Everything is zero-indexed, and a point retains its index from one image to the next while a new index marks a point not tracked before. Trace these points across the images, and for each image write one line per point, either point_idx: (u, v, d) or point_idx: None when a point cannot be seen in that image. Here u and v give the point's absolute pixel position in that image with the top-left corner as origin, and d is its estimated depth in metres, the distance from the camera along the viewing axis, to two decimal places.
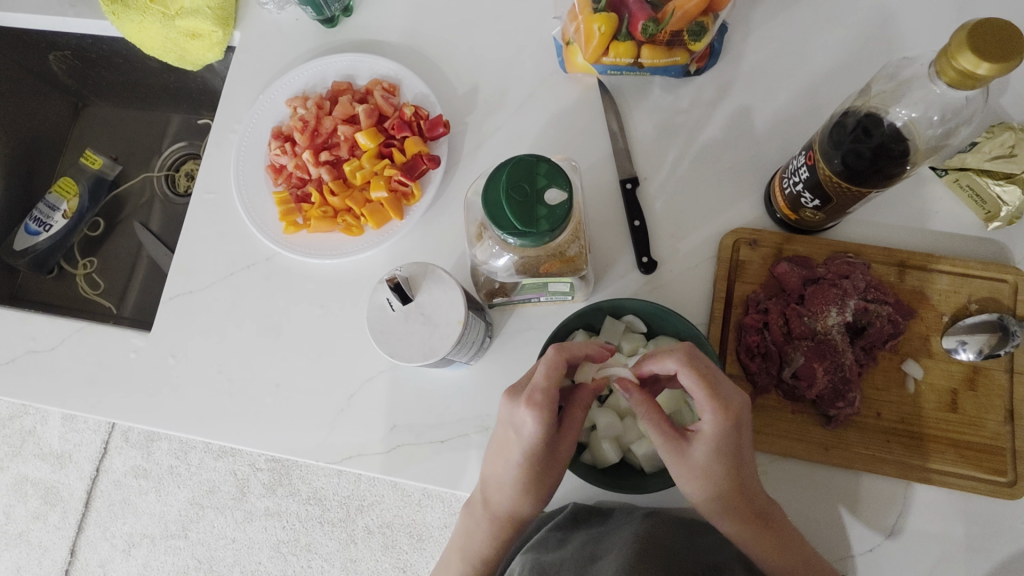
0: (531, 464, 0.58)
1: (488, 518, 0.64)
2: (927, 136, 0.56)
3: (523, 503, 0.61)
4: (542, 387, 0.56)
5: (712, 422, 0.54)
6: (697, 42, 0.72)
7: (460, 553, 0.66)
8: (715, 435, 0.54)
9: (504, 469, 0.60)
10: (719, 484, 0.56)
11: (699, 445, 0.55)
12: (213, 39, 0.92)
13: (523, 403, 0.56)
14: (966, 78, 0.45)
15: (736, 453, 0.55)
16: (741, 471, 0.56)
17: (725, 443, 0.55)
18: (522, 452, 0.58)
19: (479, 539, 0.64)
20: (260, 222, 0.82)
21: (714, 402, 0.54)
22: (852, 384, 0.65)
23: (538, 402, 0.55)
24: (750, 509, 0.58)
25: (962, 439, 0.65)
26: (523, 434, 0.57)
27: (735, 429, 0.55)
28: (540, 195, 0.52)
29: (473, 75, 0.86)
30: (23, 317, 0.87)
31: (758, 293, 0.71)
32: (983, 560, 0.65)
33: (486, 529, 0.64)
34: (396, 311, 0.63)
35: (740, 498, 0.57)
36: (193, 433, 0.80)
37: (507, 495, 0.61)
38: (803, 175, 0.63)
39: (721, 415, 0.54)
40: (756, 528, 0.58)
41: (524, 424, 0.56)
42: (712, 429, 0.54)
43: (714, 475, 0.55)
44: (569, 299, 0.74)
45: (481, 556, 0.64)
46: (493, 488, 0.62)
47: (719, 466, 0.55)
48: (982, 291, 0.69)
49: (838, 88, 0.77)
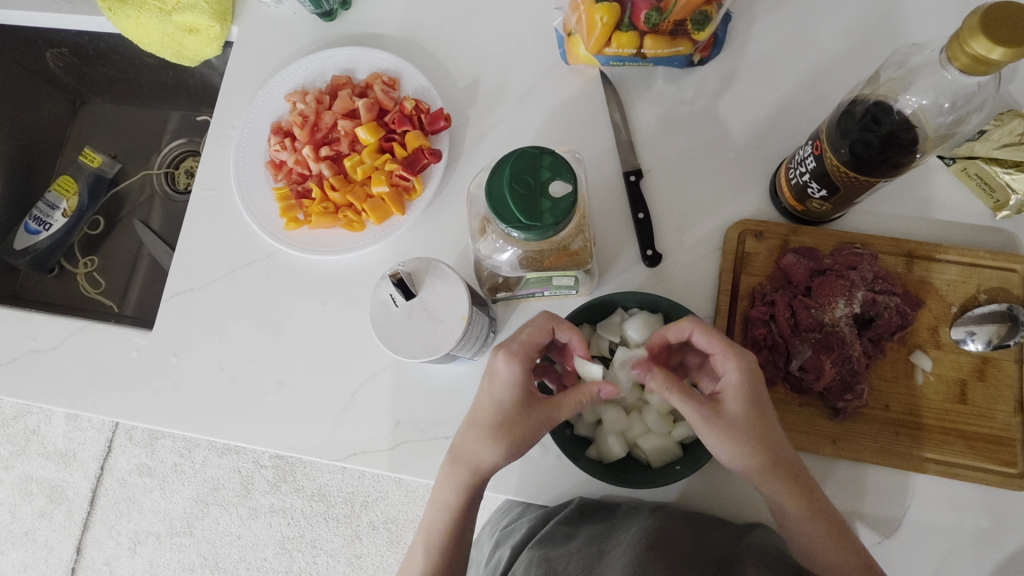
0: (502, 417, 0.59)
1: (450, 467, 0.62)
2: (936, 124, 0.55)
3: (478, 452, 0.60)
4: (523, 340, 0.60)
5: (735, 371, 0.56)
6: (701, 32, 0.71)
7: (431, 503, 0.64)
8: (744, 386, 0.56)
9: (472, 417, 0.62)
10: (758, 441, 0.56)
11: (733, 401, 0.56)
12: (210, 35, 0.91)
13: (501, 353, 0.60)
14: (978, 64, 0.44)
15: (763, 406, 0.57)
16: (774, 425, 0.57)
17: (752, 392, 0.56)
18: (492, 398, 0.60)
19: (443, 489, 0.63)
20: (261, 219, 0.82)
21: (734, 354, 0.56)
22: (860, 376, 0.64)
23: (515, 350, 0.60)
24: (795, 467, 0.58)
25: (971, 431, 0.65)
26: (495, 380, 0.60)
27: (756, 379, 0.57)
28: (544, 187, 0.52)
29: (474, 67, 0.85)
30: (25, 317, 0.87)
31: (764, 285, 0.70)
32: (992, 552, 0.64)
33: (446, 477, 0.63)
34: (399, 307, 0.62)
35: (779, 455, 0.57)
36: (195, 430, 0.80)
37: (475, 446, 0.60)
38: (809, 165, 0.62)
39: (743, 363, 0.56)
40: (798, 487, 0.57)
41: (497, 370, 0.60)
42: (736, 378, 0.56)
43: (756, 431, 0.56)
44: (573, 293, 0.74)
45: (445, 507, 0.63)
46: (462, 446, 0.61)
47: (755, 417, 0.56)
48: (991, 282, 0.68)
49: (844, 76, 0.76)
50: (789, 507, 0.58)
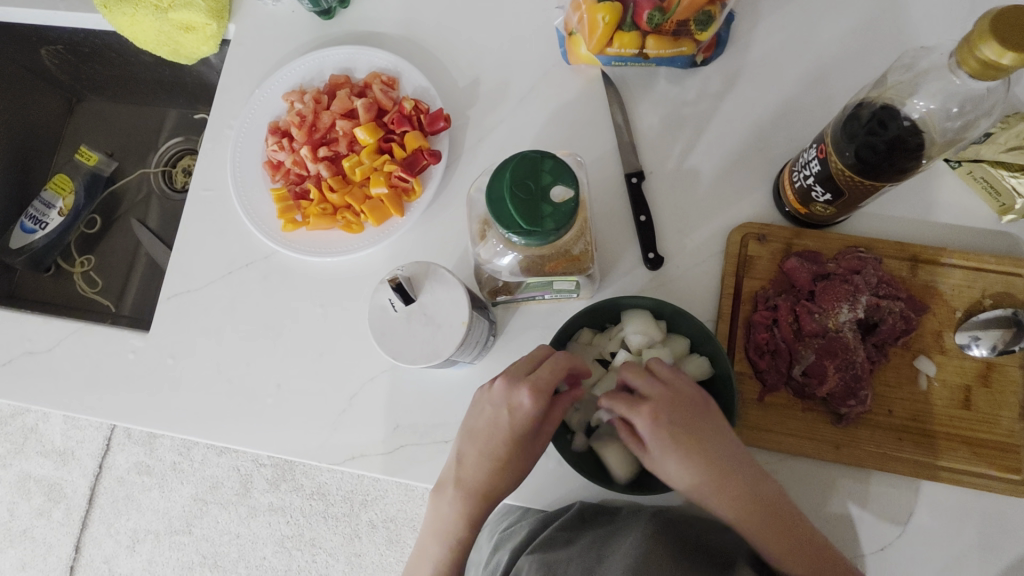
0: (514, 447, 0.59)
1: (462, 496, 0.61)
2: (943, 129, 0.54)
3: (498, 481, 0.61)
4: (545, 376, 0.58)
5: (644, 428, 0.57)
6: (704, 32, 0.70)
7: (432, 529, 0.63)
8: (654, 441, 0.57)
9: (485, 448, 0.61)
10: (686, 485, 0.57)
11: (655, 448, 0.57)
12: (207, 33, 0.90)
13: (524, 386, 0.58)
14: (988, 69, 0.43)
15: (688, 443, 0.56)
16: (711, 457, 0.56)
17: (664, 443, 0.56)
18: (506, 429, 0.59)
19: (450, 517, 0.62)
20: (259, 220, 0.81)
21: (634, 409, 0.57)
22: (863, 382, 0.63)
23: (540, 388, 0.57)
24: (747, 497, 0.56)
25: (976, 437, 0.64)
26: (518, 414, 0.58)
27: (667, 424, 0.56)
28: (545, 192, 0.51)
29: (474, 67, 0.84)
30: (21, 318, 0.86)
31: (767, 289, 0.69)
32: (996, 558, 0.64)
33: (455, 506, 0.62)
34: (398, 311, 0.62)
35: (719, 494, 0.56)
36: (193, 433, 0.79)
37: (484, 471, 0.61)
38: (814, 169, 0.61)
39: (643, 420, 0.57)
40: (751, 522, 0.56)
41: (520, 405, 0.58)
42: (647, 434, 0.57)
43: (681, 477, 0.56)
44: (574, 296, 0.73)
45: (448, 533, 0.61)
46: (469, 469, 0.61)
47: (676, 466, 0.56)
48: (996, 287, 0.67)
49: (848, 77, 0.76)
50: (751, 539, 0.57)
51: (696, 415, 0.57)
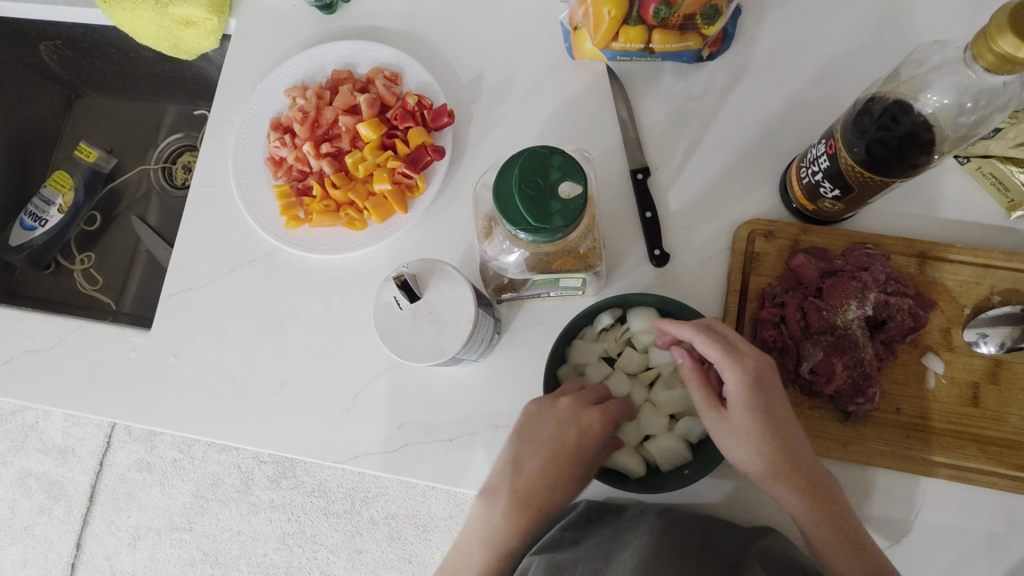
0: (578, 469, 0.60)
1: (517, 507, 0.60)
2: (955, 124, 0.53)
3: (556, 498, 0.60)
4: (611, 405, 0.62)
5: (735, 382, 0.55)
6: (710, 26, 0.69)
7: (476, 536, 0.60)
8: (744, 397, 0.55)
9: (548, 465, 0.60)
10: (759, 446, 0.55)
11: (737, 405, 0.55)
12: (207, 27, 0.89)
13: (596, 409, 0.61)
14: (1005, 62, 0.43)
15: (772, 406, 0.55)
16: (784, 422, 0.56)
17: (752, 402, 0.55)
18: (574, 450, 0.60)
19: (501, 528, 0.59)
20: (261, 217, 0.80)
21: (734, 360, 0.55)
22: (872, 379, 0.63)
23: (609, 413, 0.61)
24: (805, 472, 0.56)
25: (984, 435, 0.64)
26: (586, 436, 0.60)
27: (761, 387, 0.55)
28: (553, 189, 0.50)
29: (478, 61, 0.83)
30: (21, 316, 0.86)
31: (774, 286, 0.69)
32: (1003, 556, 0.64)
33: (508, 517, 0.59)
34: (403, 309, 0.61)
35: (787, 462, 0.56)
36: (195, 431, 0.79)
37: (547, 486, 0.60)
38: (823, 165, 0.61)
39: (741, 373, 0.55)
40: (807, 496, 0.56)
41: (591, 427, 0.60)
42: (737, 389, 0.55)
43: (758, 438, 0.55)
44: (579, 294, 0.72)
45: (499, 543, 0.59)
46: (529, 482, 0.60)
47: (757, 425, 0.55)
48: (1005, 283, 0.67)
49: (855, 73, 0.75)
50: (797, 514, 0.57)
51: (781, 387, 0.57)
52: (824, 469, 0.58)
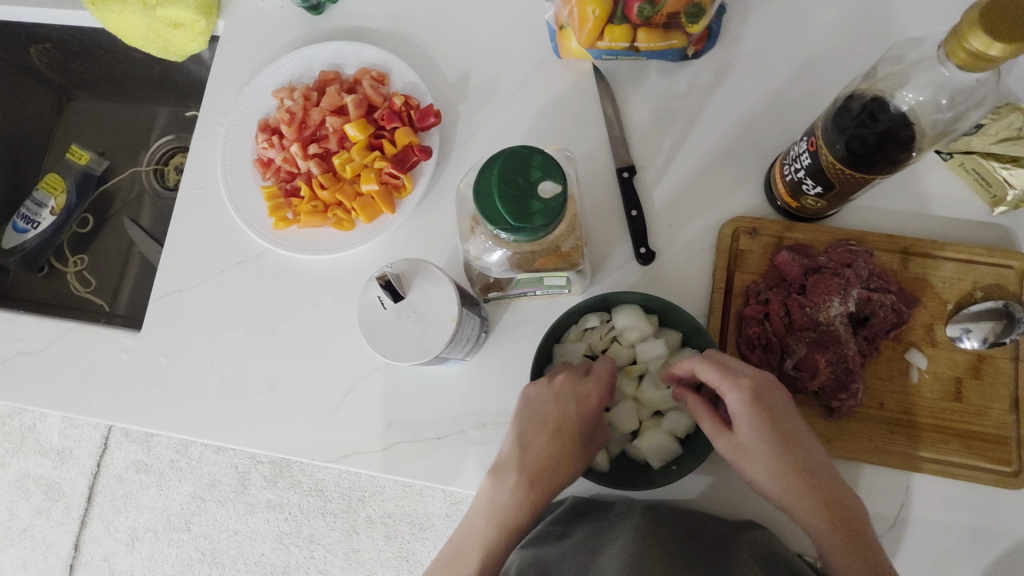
0: (582, 438, 0.61)
1: (525, 483, 0.59)
2: (934, 120, 0.54)
3: (564, 469, 0.60)
4: (606, 376, 0.63)
5: (736, 401, 0.56)
6: (694, 25, 0.69)
7: (485, 514, 0.59)
8: (747, 416, 0.56)
9: (553, 437, 0.60)
10: (768, 464, 0.56)
11: (742, 424, 0.56)
12: (196, 29, 0.89)
13: (593, 380, 0.62)
14: (978, 60, 0.43)
15: (777, 424, 0.56)
16: (790, 440, 0.56)
17: (756, 421, 0.56)
18: (580, 420, 0.60)
19: (511, 501, 0.59)
20: (249, 218, 0.80)
21: (734, 379, 0.56)
22: (855, 375, 0.63)
23: (606, 384, 0.62)
24: (820, 491, 0.56)
25: (966, 429, 0.64)
26: (586, 406, 0.61)
27: (762, 402, 0.56)
28: (533, 188, 0.51)
29: (465, 61, 0.83)
30: (13, 318, 0.86)
31: (758, 283, 0.69)
32: (987, 548, 0.64)
33: (518, 493, 0.59)
34: (388, 309, 0.61)
35: (798, 479, 0.56)
36: (186, 432, 0.79)
37: (554, 457, 0.60)
38: (805, 162, 0.61)
39: (740, 393, 0.56)
40: (825, 516, 0.55)
41: (590, 398, 0.61)
42: (738, 408, 0.56)
43: (765, 457, 0.56)
44: (566, 292, 0.73)
45: (508, 517, 0.58)
46: (535, 455, 0.60)
47: (763, 444, 0.56)
48: (987, 279, 0.67)
49: (839, 70, 0.75)
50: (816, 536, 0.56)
51: (786, 402, 0.57)
52: (844, 487, 0.57)
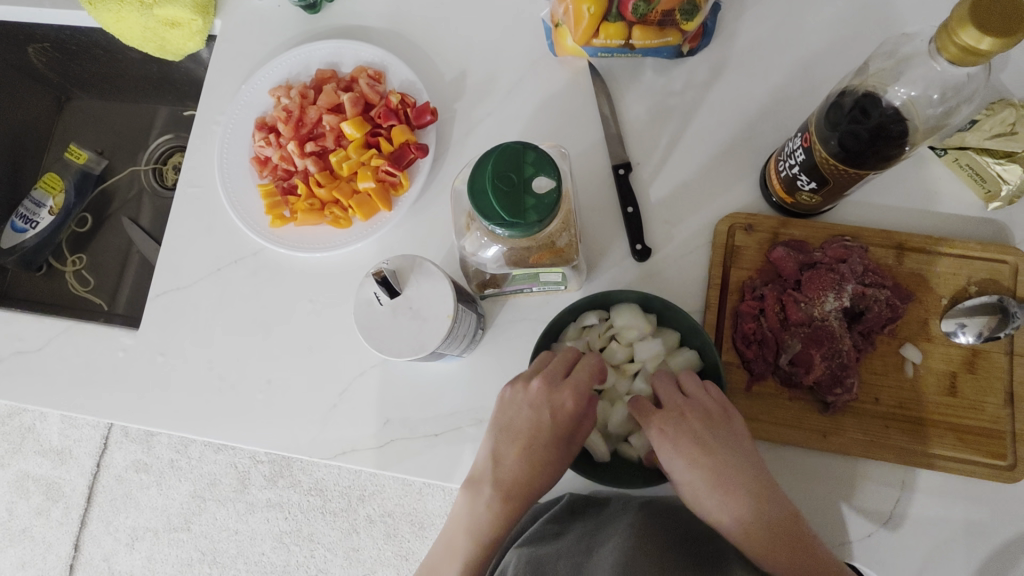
0: (557, 447, 0.61)
1: (500, 495, 0.61)
2: (926, 116, 0.54)
3: (540, 479, 0.61)
4: (584, 378, 0.61)
5: (652, 435, 0.61)
6: (689, 22, 0.69)
7: (464, 528, 0.60)
8: (662, 449, 0.60)
9: (528, 448, 0.61)
10: (693, 494, 0.59)
11: (662, 458, 0.60)
12: (193, 28, 0.90)
13: (568, 387, 0.61)
14: (967, 55, 0.43)
15: (691, 456, 0.59)
16: (711, 471, 0.58)
17: (670, 453, 0.59)
18: (552, 431, 0.61)
19: (487, 516, 0.60)
20: (247, 216, 0.80)
21: (644, 415, 0.62)
22: (850, 370, 0.64)
23: (582, 389, 0.61)
24: (751, 521, 0.56)
25: (961, 423, 0.65)
26: (560, 415, 0.61)
27: (667, 436, 0.60)
28: (527, 184, 0.51)
29: (461, 59, 0.83)
30: (11, 317, 0.86)
31: (754, 279, 0.69)
32: (983, 542, 0.64)
33: (492, 505, 0.60)
34: (384, 306, 0.61)
35: (723, 508, 0.57)
36: (184, 430, 0.79)
37: (528, 470, 0.61)
38: (799, 158, 0.61)
39: (652, 428, 0.60)
40: (754, 547, 0.55)
41: (564, 406, 0.60)
42: (654, 441, 0.61)
43: (686, 487, 0.59)
44: (563, 288, 0.73)
45: (486, 531, 0.59)
46: (509, 467, 0.62)
47: (680, 475, 0.59)
48: (982, 273, 0.67)
49: (834, 66, 0.75)
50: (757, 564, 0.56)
51: (709, 435, 0.59)
52: (784, 516, 0.57)
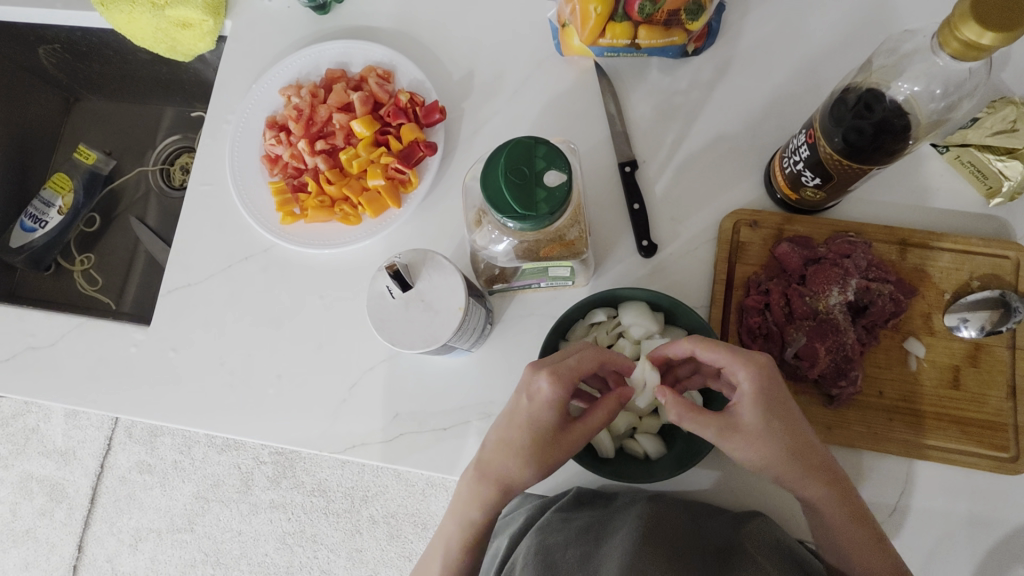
0: (533, 434, 0.58)
1: (477, 477, 0.61)
2: (929, 110, 0.56)
3: (512, 464, 0.58)
4: (571, 364, 0.57)
5: (749, 380, 0.54)
6: (694, 22, 0.71)
7: (450, 512, 0.62)
8: (756, 396, 0.54)
9: (504, 433, 0.59)
10: (779, 445, 0.55)
11: (748, 409, 0.55)
12: (204, 29, 0.91)
13: (544, 370, 0.57)
14: (970, 49, 0.44)
15: (782, 404, 0.55)
16: (795, 420, 0.56)
17: (766, 398, 0.54)
18: (528, 416, 0.57)
19: (468, 502, 0.61)
20: (258, 213, 0.82)
21: (744, 357, 0.55)
22: (854, 362, 0.65)
23: (559, 373, 0.56)
24: (826, 467, 0.57)
25: (964, 417, 0.65)
26: (535, 399, 0.57)
27: (773, 385, 0.55)
28: (538, 177, 0.52)
29: (469, 59, 0.85)
30: (21, 314, 0.87)
31: (759, 274, 0.70)
32: (986, 535, 0.65)
33: (472, 487, 0.61)
34: (395, 298, 0.63)
35: (806, 456, 0.56)
36: (194, 425, 0.80)
37: (502, 456, 0.59)
38: (804, 154, 0.62)
39: (753, 371, 0.54)
40: (834, 490, 0.56)
41: (539, 390, 0.57)
42: (750, 387, 0.54)
43: (770, 436, 0.55)
44: (570, 283, 0.74)
45: (472, 522, 0.60)
46: (489, 451, 0.60)
47: (769, 424, 0.55)
48: (984, 268, 0.68)
49: (837, 66, 0.77)
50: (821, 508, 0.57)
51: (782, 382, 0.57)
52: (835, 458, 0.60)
